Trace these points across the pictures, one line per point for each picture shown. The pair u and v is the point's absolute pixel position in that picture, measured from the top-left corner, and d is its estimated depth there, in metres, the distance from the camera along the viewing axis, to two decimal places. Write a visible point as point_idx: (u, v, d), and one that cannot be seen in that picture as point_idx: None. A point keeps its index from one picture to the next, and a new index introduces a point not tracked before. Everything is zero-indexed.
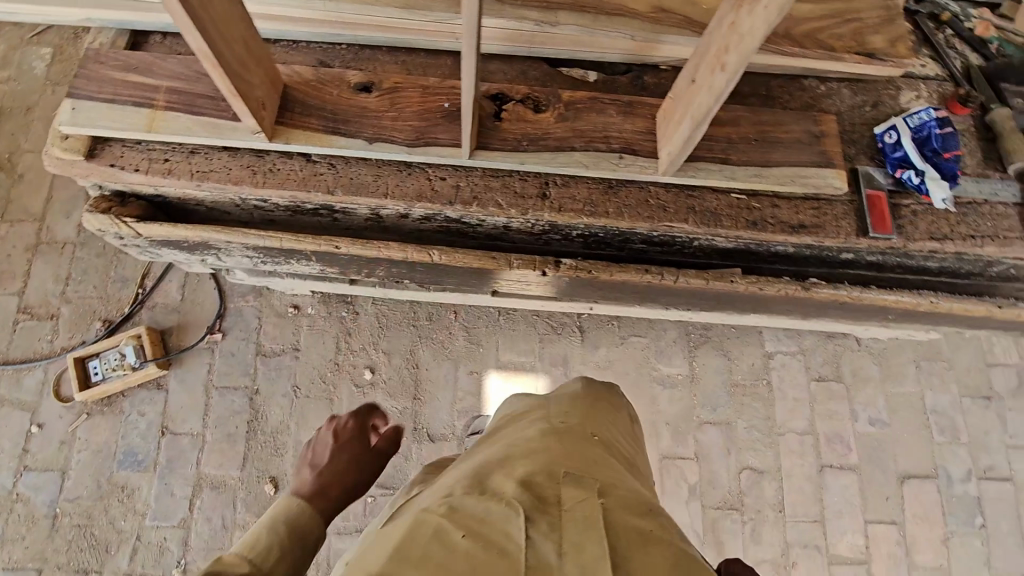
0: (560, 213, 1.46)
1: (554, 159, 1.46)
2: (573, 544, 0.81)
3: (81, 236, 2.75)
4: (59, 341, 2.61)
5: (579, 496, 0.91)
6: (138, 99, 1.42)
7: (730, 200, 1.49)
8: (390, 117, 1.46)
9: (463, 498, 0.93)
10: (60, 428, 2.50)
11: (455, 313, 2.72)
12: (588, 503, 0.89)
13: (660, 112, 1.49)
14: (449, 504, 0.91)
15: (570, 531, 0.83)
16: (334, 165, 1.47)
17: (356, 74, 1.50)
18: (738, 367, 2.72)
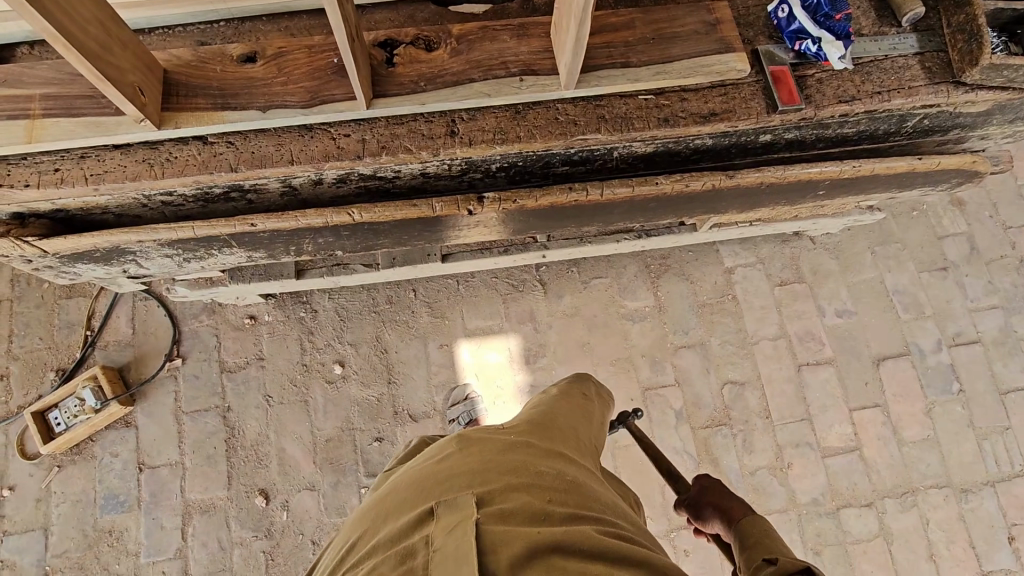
0: (471, 146, 1.43)
1: (454, 93, 1.42)
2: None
3: (16, 291, 2.67)
4: (15, 400, 2.53)
5: (449, 526, 0.97)
6: (11, 113, 1.36)
7: (639, 102, 1.48)
8: (279, 82, 1.41)
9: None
10: (33, 487, 2.42)
11: (414, 292, 2.70)
12: (457, 531, 0.96)
13: (552, 28, 1.47)
14: None
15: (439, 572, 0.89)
16: (231, 142, 1.42)
17: (238, 48, 1.45)
18: (701, 287, 2.74)
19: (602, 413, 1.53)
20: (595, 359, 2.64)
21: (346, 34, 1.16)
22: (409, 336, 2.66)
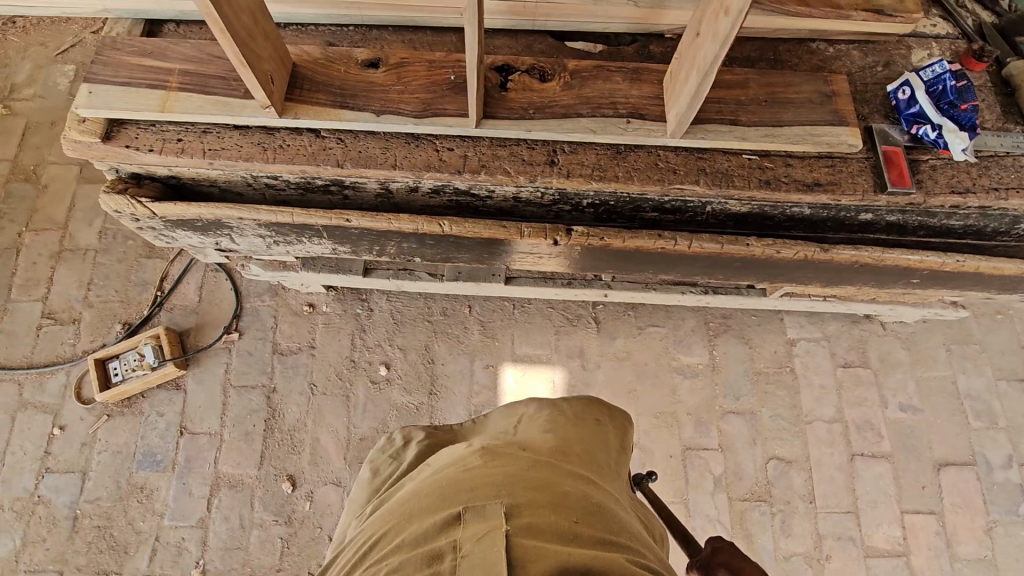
0: (569, 178, 1.45)
1: (560, 125, 1.45)
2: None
3: (103, 243, 2.84)
4: (81, 344, 2.66)
5: (479, 530, 0.92)
6: (151, 81, 1.45)
7: (742, 160, 1.46)
8: (397, 90, 1.47)
9: None
10: (81, 430, 2.52)
11: (469, 308, 2.73)
12: (487, 537, 0.89)
13: (667, 75, 1.49)
14: None
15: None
16: (341, 139, 1.48)
17: (364, 52, 1.52)
18: (759, 355, 2.66)
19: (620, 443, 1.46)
20: (639, 408, 2.58)
21: (475, 53, 1.20)
22: (457, 351, 2.67)
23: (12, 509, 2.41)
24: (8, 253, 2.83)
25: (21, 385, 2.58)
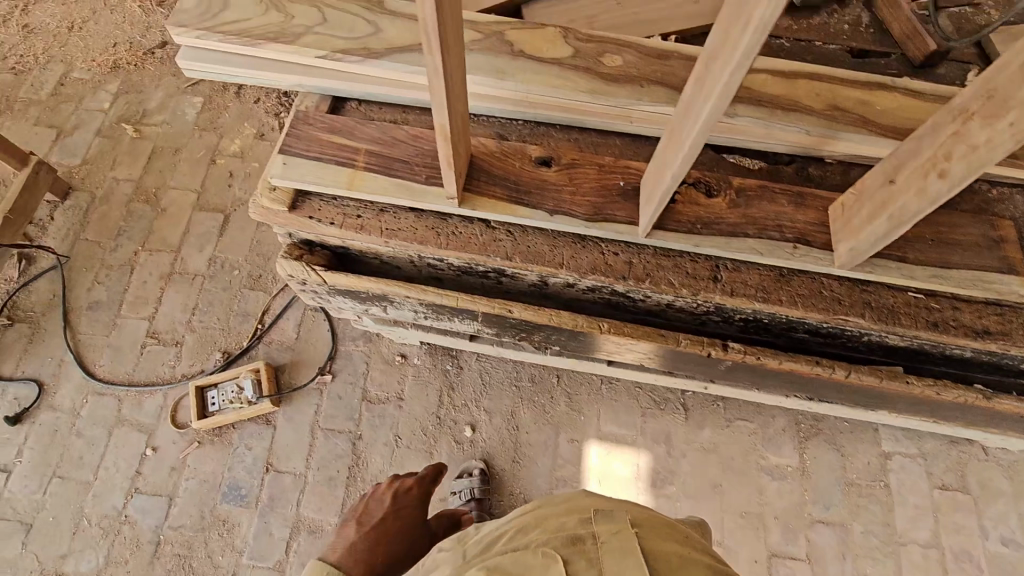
0: (732, 297, 1.47)
1: (728, 243, 1.47)
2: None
3: (211, 270, 2.93)
4: (181, 368, 2.73)
5: (613, 528, 1.06)
6: (339, 159, 1.54)
7: (908, 298, 1.46)
8: (569, 191, 1.52)
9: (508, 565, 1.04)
10: (172, 454, 2.58)
11: (557, 377, 2.72)
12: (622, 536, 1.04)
13: (834, 204, 1.50)
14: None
15: (610, 563, 0.98)
16: (511, 232, 1.54)
17: (537, 150, 1.58)
18: (852, 464, 2.58)
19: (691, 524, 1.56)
20: (723, 505, 2.53)
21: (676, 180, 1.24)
22: (543, 420, 2.66)
23: (99, 525, 2.46)
24: (121, 270, 2.93)
25: (120, 402, 2.66)
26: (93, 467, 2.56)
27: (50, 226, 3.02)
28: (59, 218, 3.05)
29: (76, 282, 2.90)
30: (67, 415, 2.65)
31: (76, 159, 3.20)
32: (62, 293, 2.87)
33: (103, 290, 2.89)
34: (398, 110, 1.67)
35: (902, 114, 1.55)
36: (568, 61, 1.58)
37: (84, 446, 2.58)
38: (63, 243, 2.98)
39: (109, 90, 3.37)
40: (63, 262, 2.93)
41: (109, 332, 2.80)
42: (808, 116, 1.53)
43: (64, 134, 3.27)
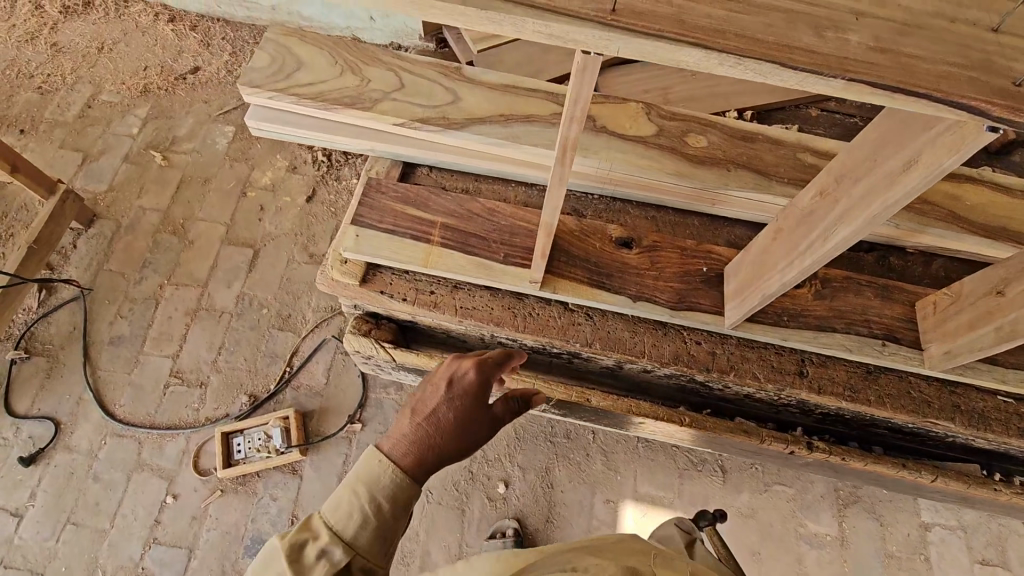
0: (819, 394, 1.42)
1: (816, 337, 1.43)
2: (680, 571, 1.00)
3: (239, 307, 2.85)
4: (205, 411, 2.63)
5: None
6: (415, 233, 1.49)
7: (998, 402, 1.43)
8: (652, 275, 1.48)
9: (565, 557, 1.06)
10: (193, 503, 2.47)
11: (593, 434, 2.66)
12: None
13: (922, 301, 1.46)
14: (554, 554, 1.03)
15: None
16: (590, 315, 1.49)
17: (617, 229, 1.54)
18: (892, 536, 2.53)
19: None
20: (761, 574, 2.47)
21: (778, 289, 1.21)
22: (578, 478, 2.59)
23: None
24: (146, 303, 2.84)
25: (139, 446, 2.55)
26: (109, 514, 2.45)
27: (73, 254, 2.93)
28: (82, 246, 2.96)
29: (99, 314, 2.81)
30: (83, 456, 2.54)
31: (101, 185, 3.12)
32: (83, 326, 2.77)
33: (126, 324, 2.80)
34: (470, 178, 1.62)
35: (991, 210, 1.51)
36: (651, 139, 1.54)
37: (101, 491, 2.47)
38: (86, 273, 2.90)
39: (138, 115, 3.29)
40: (85, 293, 2.84)
41: (131, 369, 2.71)
42: (897, 208, 1.49)
43: (90, 158, 3.19)
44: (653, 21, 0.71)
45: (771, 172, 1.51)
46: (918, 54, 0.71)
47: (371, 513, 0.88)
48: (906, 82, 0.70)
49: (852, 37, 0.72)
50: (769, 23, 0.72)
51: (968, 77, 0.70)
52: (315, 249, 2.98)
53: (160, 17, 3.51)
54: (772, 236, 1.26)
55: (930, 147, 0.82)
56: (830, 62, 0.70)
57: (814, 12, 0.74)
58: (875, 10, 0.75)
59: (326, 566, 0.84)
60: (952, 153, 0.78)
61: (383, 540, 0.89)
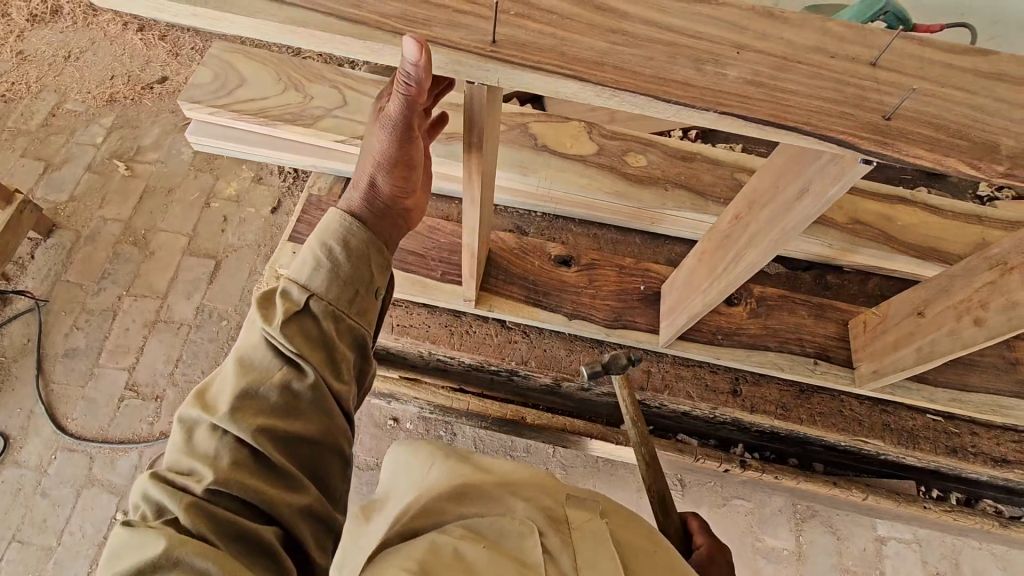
0: (752, 413, 1.43)
1: (749, 356, 1.44)
2: (585, 558, 0.98)
3: (198, 320, 2.82)
4: (159, 425, 2.59)
5: (584, 516, 1.08)
6: None
7: (927, 420, 1.45)
8: (589, 292, 1.49)
9: (474, 521, 1.04)
10: None
11: (553, 448, 2.66)
12: (594, 521, 1.06)
13: (854, 320, 1.48)
14: (461, 527, 1.02)
15: (582, 547, 1.00)
16: (527, 333, 1.50)
17: (556, 247, 1.55)
18: (848, 550, 2.54)
19: None
20: None
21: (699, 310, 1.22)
22: None
23: None
24: (103, 315, 2.80)
25: (91, 461, 2.51)
26: (57, 530, 2.40)
27: (31, 264, 2.89)
28: (40, 257, 2.91)
29: (54, 326, 2.77)
30: (33, 471, 2.49)
31: (63, 195, 3.08)
32: (37, 338, 2.73)
33: (82, 336, 2.76)
34: None
35: (921, 230, 1.55)
36: (590, 158, 1.56)
37: (49, 507, 2.43)
38: (43, 283, 2.86)
39: (103, 124, 3.26)
40: (41, 305, 2.80)
41: (85, 382, 2.67)
42: (830, 229, 1.52)
43: (52, 168, 3.15)
44: (533, 52, 0.73)
45: (706, 192, 1.53)
46: (792, 89, 0.74)
47: (325, 255, 0.91)
48: (780, 116, 0.72)
49: (731, 71, 0.74)
50: (649, 56, 0.75)
51: (838, 112, 0.73)
52: None
53: (129, 27, 3.50)
54: (699, 256, 1.27)
55: (819, 175, 0.84)
56: (706, 96, 0.72)
57: (695, 45, 0.76)
58: (755, 44, 0.78)
59: (286, 304, 0.86)
60: (838, 181, 0.79)
61: (339, 282, 0.90)
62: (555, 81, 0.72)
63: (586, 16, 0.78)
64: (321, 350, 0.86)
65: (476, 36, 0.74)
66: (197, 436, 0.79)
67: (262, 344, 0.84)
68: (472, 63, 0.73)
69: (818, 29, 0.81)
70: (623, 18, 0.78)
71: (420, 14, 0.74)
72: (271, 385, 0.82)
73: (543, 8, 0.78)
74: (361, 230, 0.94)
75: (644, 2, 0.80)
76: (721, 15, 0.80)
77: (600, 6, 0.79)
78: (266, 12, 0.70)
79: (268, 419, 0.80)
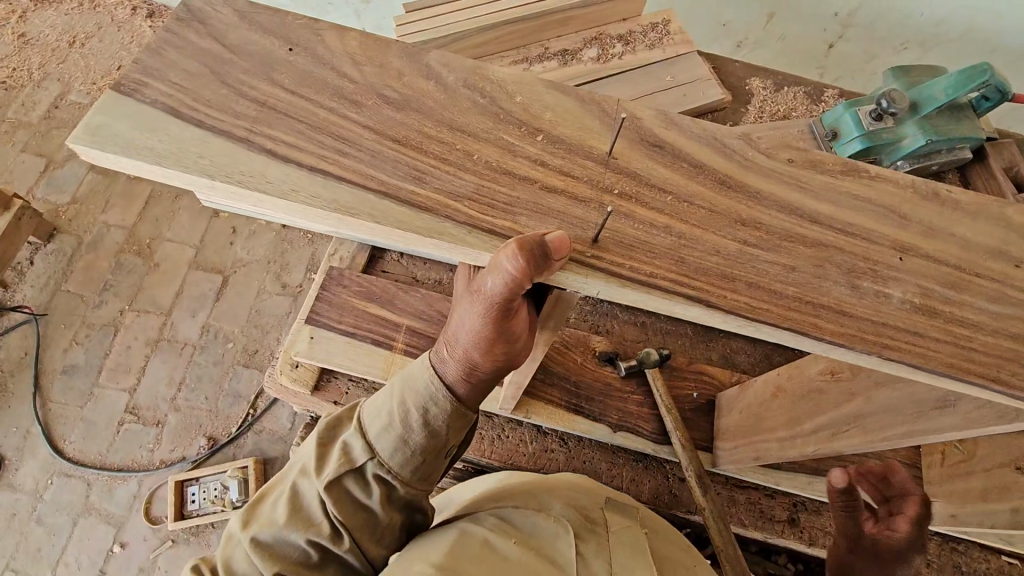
0: (810, 547, 1.30)
1: (810, 483, 1.30)
2: (622, 566, 0.81)
3: (204, 340, 2.57)
4: (160, 453, 2.40)
5: (625, 523, 0.93)
6: (379, 337, 1.33)
7: (1002, 563, 1.31)
8: (635, 400, 1.34)
9: (506, 511, 0.88)
10: (141, 554, 2.27)
11: None
12: (632, 530, 0.91)
13: (929, 447, 1.31)
14: (493, 515, 0.86)
15: (620, 553, 0.84)
16: (564, 440, 1.36)
17: (601, 340, 1.38)
18: None
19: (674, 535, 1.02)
20: None
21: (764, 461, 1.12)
22: None
23: None
24: (104, 331, 2.57)
25: (88, 488, 2.36)
26: (52, 562, 2.27)
27: (29, 272, 2.65)
28: (39, 264, 2.66)
29: (53, 340, 2.56)
30: (29, 497, 2.35)
31: (65, 196, 2.78)
32: (35, 353, 2.53)
33: (82, 352, 2.54)
34: (444, 267, 1.46)
35: None
36: None
37: (44, 536, 2.30)
38: (41, 294, 2.62)
39: None
40: (39, 317, 2.58)
41: (84, 403, 2.48)
42: None
43: (52, 166, 2.83)
44: (649, 258, 0.62)
45: None
46: (959, 319, 0.64)
47: (399, 416, 0.75)
48: (957, 367, 0.62)
49: (894, 292, 0.64)
50: (790, 265, 0.64)
51: (1011, 355, 0.63)
52: (289, 279, 2.67)
53: (138, 13, 3.10)
54: (773, 394, 1.12)
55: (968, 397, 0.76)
56: (863, 331, 0.62)
57: (851, 249, 0.66)
58: (897, 239, 0.67)
59: (343, 458, 0.76)
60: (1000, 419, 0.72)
61: (407, 453, 0.75)
62: (678, 304, 0.61)
63: (709, 197, 0.66)
64: (364, 515, 0.77)
65: (571, 231, 0.63)
66: (233, 556, 0.75)
67: (311, 488, 0.77)
68: (572, 273, 0.62)
69: (963, 219, 0.69)
70: (757, 200, 0.67)
71: (501, 195, 0.63)
72: (307, 539, 0.75)
73: (654, 184, 0.66)
74: (449, 402, 0.76)
75: (781, 175, 0.68)
76: (872, 196, 0.69)
77: (726, 181, 0.67)
78: (299, 191, 0.60)
79: (293, 572, 0.74)
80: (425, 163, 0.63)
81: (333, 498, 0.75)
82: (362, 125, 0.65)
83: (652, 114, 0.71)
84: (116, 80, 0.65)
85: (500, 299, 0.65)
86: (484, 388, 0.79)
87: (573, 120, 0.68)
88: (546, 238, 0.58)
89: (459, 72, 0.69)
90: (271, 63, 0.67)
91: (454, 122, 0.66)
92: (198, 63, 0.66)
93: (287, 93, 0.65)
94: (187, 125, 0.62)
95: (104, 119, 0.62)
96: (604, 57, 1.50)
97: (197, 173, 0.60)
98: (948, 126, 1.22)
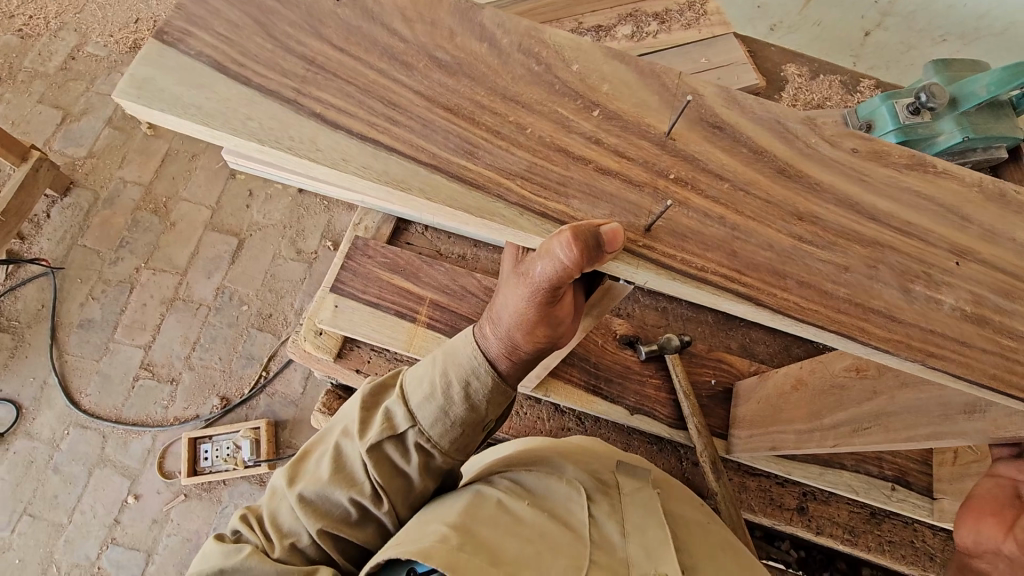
0: (817, 535, 1.33)
1: (821, 474, 1.32)
2: (636, 526, 0.84)
3: (218, 302, 2.59)
4: (174, 410, 2.45)
5: (636, 484, 0.95)
6: (403, 308, 1.33)
7: None
8: (654, 383, 1.35)
9: (521, 474, 0.93)
10: (155, 505, 2.33)
11: None
12: (646, 492, 0.93)
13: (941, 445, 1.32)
14: (509, 478, 0.91)
15: (633, 514, 0.87)
16: (581, 419, 1.38)
17: (622, 323, 1.39)
18: None
19: (692, 502, 1.05)
20: None
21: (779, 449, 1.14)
22: None
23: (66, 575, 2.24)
24: (120, 288, 2.59)
25: (103, 440, 2.40)
26: (67, 508, 2.33)
27: (46, 225, 2.66)
28: (56, 218, 2.67)
29: (70, 294, 2.58)
30: (45, 445, 2.40)
31: (81, 151, 2.76)
32: (52, 305, 2.55)
33: (98, 307, 2.57)
34: (468, 242, 1.45)
35: None
36: None
37: (60, 484, 2.35)
38: (58, 248, 2.63)
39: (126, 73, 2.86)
40: (55, 271, 2.59)
41: (100, 357, 2.51)
42: None
43: (70, 118, 2.80)
44: (701, 250, 0.62)
45: None
46: (1002, 324, 0.64)
47: (441, 386, 0.78)
48: (1000, 380, 0.62)
49: (944, 298, 0.64)
50: (842, 264, 0.64)
51: None
52: (304, 245, 2.66)
53: None
54: (794, 385, 1.14)
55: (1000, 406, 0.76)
56: (909, 337, 0.62)
57: (901, 248, 0.65)
58: (948, 239, 0.66)
59: (385, 425, 0.80)
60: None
61: (447, 424, 0.79)
62: (724, 299, 0.62)
63: (762, 186, 0.65)
64: (401, 479, 0.82)
65: (622, 218, 0.62)
66: (280, 507, 0.81)
67: (354, 451, 0.81)
68: (622, 263, 0.62)
69: (1020, 222, 0.68)
70: (809, 192, 0.66)
71: (554, 174, 0.63)
72: (348, 497, 0.80)
73: (707, 169, 0.65)
74: (489, 377, 0.78)
75: (839, 165, 0.67)
76: (925, 194, 0.68)
77: (785, 169, 0.66)
78: (349, 161, 0.60)
79: (335, 526, 0.80)
80: (477, 136, 0.63)
81: (374, 463, 0.79)
82: (413, 90, 0.64)
83: (713, 91, 0.69)
84: (167, 35, 0.63)
85: (549, 288, 0.67)
86: (525, 367, 0.81)
87: (630, 92, 0.67)
88: (600, 229, 0.57)
89: (513, 33, 0.67)
90: (322, 19, 0.65)
91: (509, 91, 0.65)
92: (244, 13, 0.65)
93: (338, 51, 0.64)
94: (234, 83, 0.62)
95: (150, 72, 0.61)
96: (639, 35, 1.47)
97: (247, 139, 0.60)
98: (987, 124, 1.17)
